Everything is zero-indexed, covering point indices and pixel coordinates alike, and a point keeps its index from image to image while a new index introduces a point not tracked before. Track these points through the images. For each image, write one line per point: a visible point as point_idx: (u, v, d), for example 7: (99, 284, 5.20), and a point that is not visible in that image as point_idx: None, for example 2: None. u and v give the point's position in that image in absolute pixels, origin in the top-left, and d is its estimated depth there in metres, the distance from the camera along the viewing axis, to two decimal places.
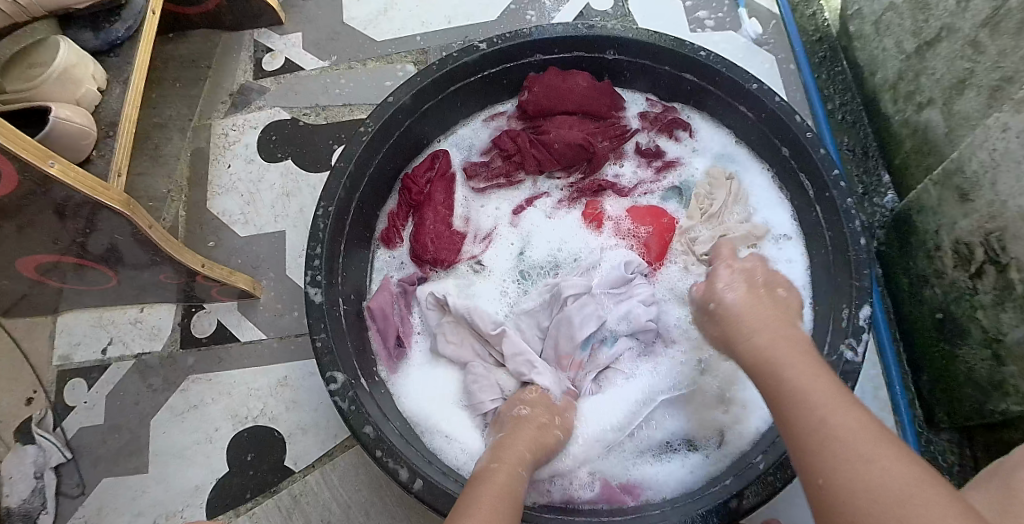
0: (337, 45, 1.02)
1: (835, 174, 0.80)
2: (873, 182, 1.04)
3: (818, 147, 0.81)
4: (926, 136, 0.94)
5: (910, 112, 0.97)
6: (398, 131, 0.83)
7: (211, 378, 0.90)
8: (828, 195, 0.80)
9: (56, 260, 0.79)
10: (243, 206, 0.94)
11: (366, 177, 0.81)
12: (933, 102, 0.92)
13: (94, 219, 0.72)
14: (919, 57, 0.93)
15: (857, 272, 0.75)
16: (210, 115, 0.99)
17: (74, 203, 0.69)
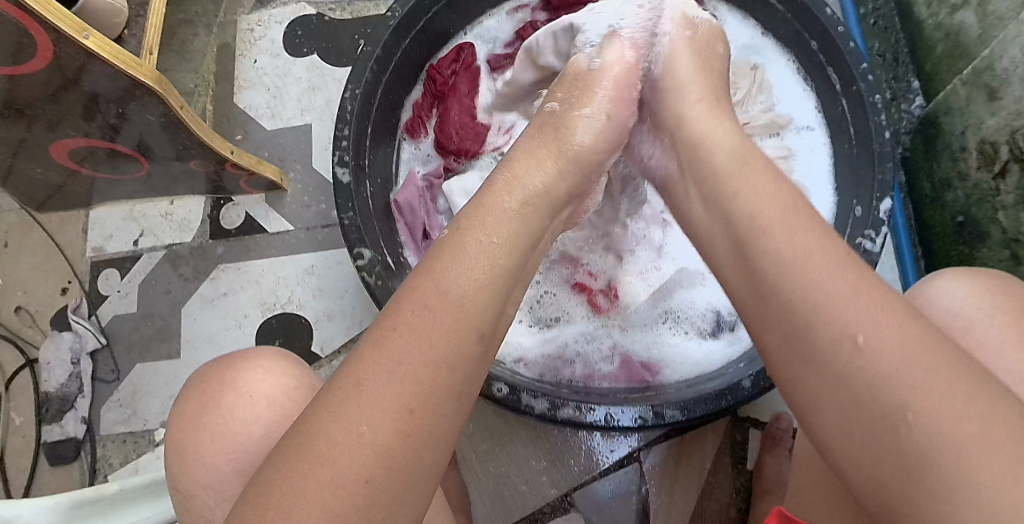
0: None
1: (863, 67, 0.77)
2: (901, 89, 0.99)
3: (848, 41, 0.78)
4: (957, 40, 0.87)
5: (943, 16, 0.90)
6: (425, 18, 0.78)
7: (240, 268, 0.93)
8: (854, 89, 0.78)
9: (88, 144, 0.86)
10: (269, 99, 0.95)
11: (394, 64, 0.77)
12: (967, 4, 0.85)
13: (126, 101, 0.77)
14: None
15: (880, 167, 0.74)
16: (235, 10, 0.98)
17: (109, 78, 0.73)
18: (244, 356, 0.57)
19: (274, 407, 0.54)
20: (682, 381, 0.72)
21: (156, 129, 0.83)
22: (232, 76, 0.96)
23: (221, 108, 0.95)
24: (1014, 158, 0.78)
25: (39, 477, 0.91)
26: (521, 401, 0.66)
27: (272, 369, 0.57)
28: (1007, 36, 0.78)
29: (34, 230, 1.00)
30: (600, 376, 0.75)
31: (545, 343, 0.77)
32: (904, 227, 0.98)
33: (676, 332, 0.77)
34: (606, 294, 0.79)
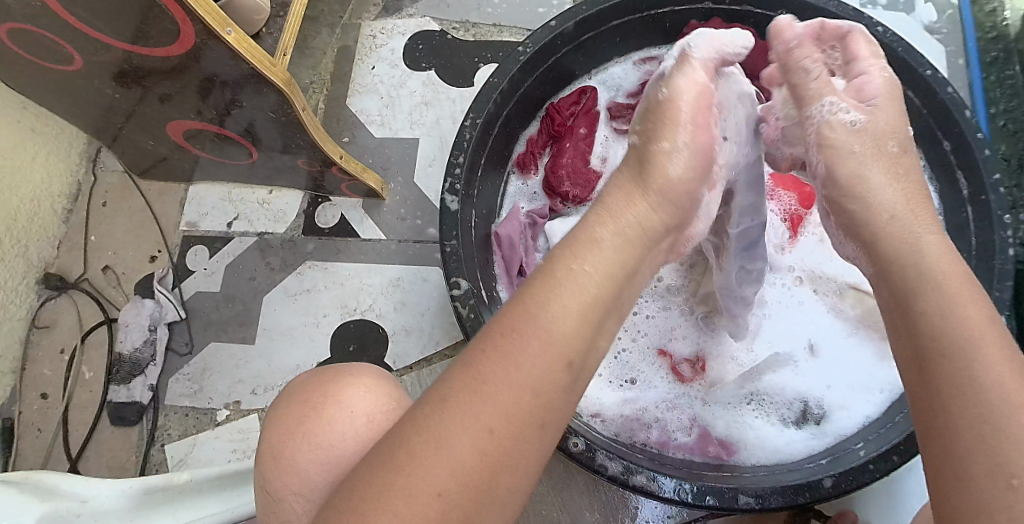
0: None
1: (995, 178, 0.76)
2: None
3: (983, 148, 0.77)
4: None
5: None
6: (552, 59, 0.78)
7: (327, 268, 0.94)
8: (982, 199, 0.77)
9: (200, 127, 0.89)
10: (381, 107, 0.96)
11: (515, 98, 0.77)
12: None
13: (249, 93, 0.79)
14: None
15: (998, 283, 0.72)
16: (361, 15, 0.99)
17: (240, 74, 0.75)
18: (344, 373, 0.57)
19: (372, 424, 0.53)
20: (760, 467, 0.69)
21: (270, 123, 0.84)
22: (348, 78, 0.97)
23: (332, 108, 0.96)
24: None
25: (98, 435, 0.93)
26: (595, 461, 0.65)
27: (374, 389, 0.56)
28: None
29: (134, 195, 1.04)
30: (676, 447, 0.73)
31: (622, 403, 0.75)
32: None
33: (758, 414, 0.75)
34: (692, 363, 0.77)
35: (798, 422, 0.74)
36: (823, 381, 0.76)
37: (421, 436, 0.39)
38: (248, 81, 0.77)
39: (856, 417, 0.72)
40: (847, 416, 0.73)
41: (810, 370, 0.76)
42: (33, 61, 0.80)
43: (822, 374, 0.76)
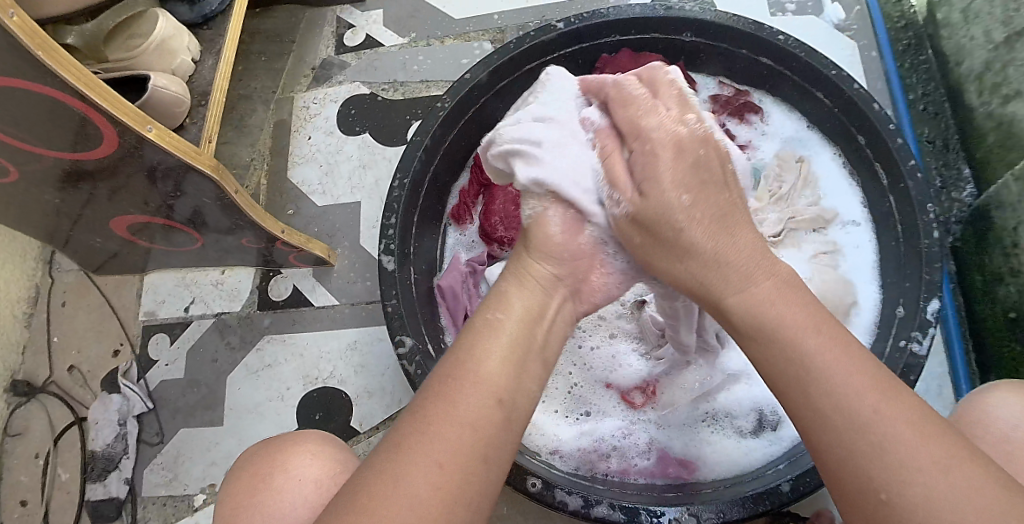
0: (416, 22, 1.03)
1: (912, 164, 0.77)
2: (953, 176, 1.00)
3: (895, 137, 0.79)
4: (1010, 130, 0.90)
5: (995, 105, 0.94)
6: (473, 110, 0.81)
7: (286, 339, 0.95)
8: (901, 186, 0.79)
9: (146, 220, 0.90)
10: (321, 176, 0.97)
11: (441, 153, 0.80)
12: (1020, 94, 0.88)
13: (183, 183, 0.81)
14: (1009, 47, 0.90)
15: (928, 266, 0.74)
16: (293, 88, 1.02)
17: (166, 167, 0.78)
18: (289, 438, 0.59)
19: (320, 490, 0.54)
20: (720, 482, 0.70)
21: (210, 208, 0.86)
22: (286, 151, 0.99)
23: (274, 183, 0.98)
24: None
25: None
26: (555, 498, 0.66)
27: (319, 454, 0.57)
28: None
29: (92, 292, 1.04)
30: (637, 473, 0.74)
31: (580, 436, 0.76)
32: (954, 316, 0.96)
33: (712, 429, 0.76)
34: (642, 388, 0.78)
35: (753, 432, 0.76)
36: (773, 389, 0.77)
37: (380, 483, 0.41)
38: (182, 171, 0.79)
39: None
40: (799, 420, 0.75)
41: (758, 380, 0.78)
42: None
43: (769, 382, 0.78)
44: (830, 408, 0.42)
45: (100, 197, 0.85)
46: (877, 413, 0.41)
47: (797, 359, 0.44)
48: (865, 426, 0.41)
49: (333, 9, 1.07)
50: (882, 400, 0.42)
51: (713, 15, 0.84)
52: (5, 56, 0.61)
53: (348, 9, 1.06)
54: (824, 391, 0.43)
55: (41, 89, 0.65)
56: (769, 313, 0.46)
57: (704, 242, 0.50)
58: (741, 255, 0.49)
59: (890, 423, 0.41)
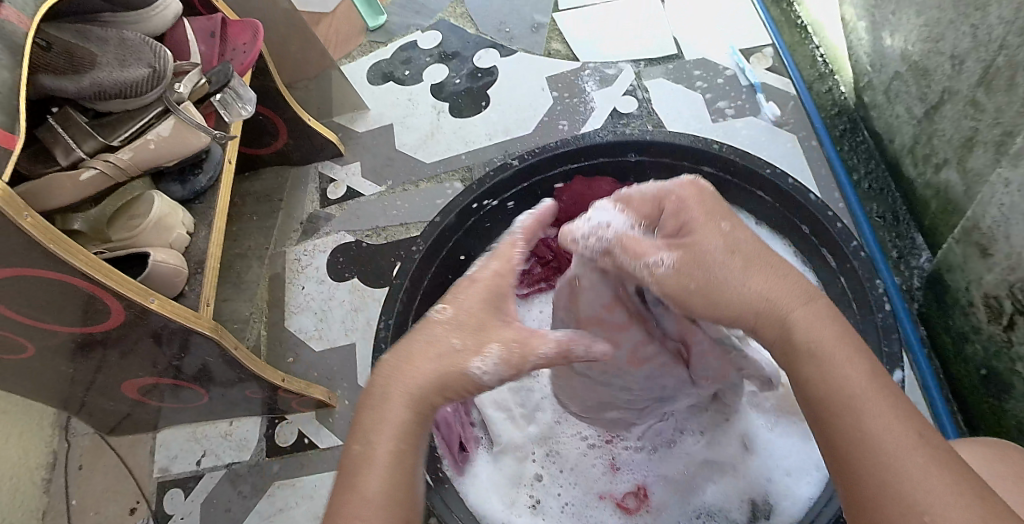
0: (392, 170, 1.14)
1: (854, 244, 0.85)
2: (907, 245, 1.05)
3: (834, 222, 0.87)
4: (948, 196, 0.95)
5: (930, 174, 0.99)
6: (447, 247, 0.88)
7: (296, 483, 1.00)
8: (850, 265, 0.84)
9: (155, 381, 0.96)
10: (317, 322, 1.04)
11: (421, 293, 0.86)
12: (947, 162, 0.94)
13: (187, 344, 0.88)
14: (930, 121, 0.96)
15: (886, 338, 0.79)
16: (284, 243, 1.11)
17: (170, 330, 0.85)
18: None
19: None
20: None
21: (215, 365, 0.93)
22: (282, 302, 1.07)
23: (274, 333, 1.04)
24: (1018, 311, 0.82)
25: None
26: None
27: None
28: (985, 199, 0.82)
29: (107, 453, 1.09)
30: None
31: None
32: (935, 383, 0.97)
33: None
34: (634, 495, 0.82)
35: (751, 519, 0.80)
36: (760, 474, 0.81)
37: None
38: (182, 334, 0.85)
39: (796, 502, 0.79)
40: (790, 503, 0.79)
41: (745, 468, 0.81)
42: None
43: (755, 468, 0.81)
44: (871, 460, 0.48)
45: (110, 364, 0.91)
46: (905, 463, 0.48)
47: (850, 414, 0.51)
48: (895, 473, 0.48)
49: (315, 166, 1.18)
50: (907, 444, 0.48)
51: (654, 134, 0.92)
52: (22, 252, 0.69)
53: (328, 164, 1.18)
54: (859, 439, 0.50)
55: (47, 273, 0.73)
56: (818, 370, 0.54)
57: (745, 313, 0.58)
58: (797, 316, 0.56)
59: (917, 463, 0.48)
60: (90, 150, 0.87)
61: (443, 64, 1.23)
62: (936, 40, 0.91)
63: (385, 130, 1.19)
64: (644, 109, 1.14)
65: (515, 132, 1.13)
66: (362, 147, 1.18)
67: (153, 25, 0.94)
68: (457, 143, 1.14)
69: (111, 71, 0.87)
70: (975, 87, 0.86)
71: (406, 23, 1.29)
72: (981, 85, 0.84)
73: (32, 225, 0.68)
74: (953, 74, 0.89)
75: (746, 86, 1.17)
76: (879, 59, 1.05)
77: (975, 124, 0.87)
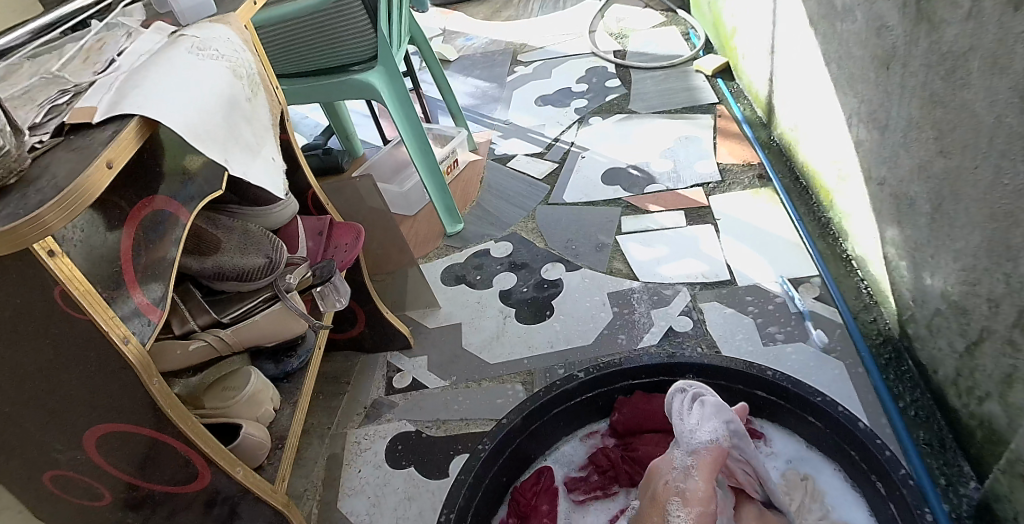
0: (456, 367, 1.21)
1: (902, 471, 0.84)
2: (955, 473, 1.05)
3: (883, 450, 0.87)
4: (992, 427, 0.99)
5: (974, 405, 1.03)
6: (510, 449, 0.94)
7: None
8: (899, 491, 0.84)
9: None
10: (369, 507, 1.06)
11: (483, 486, 0.91)
12: (990, 395, 0.98)
13: (237, 506, 0.92)
14: (971, 355, 1.01)
15: None
16: (347, 425, 1.17)
17: (239, 494, 0.91)
18: None
19: None
20: None
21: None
22: (337, 482, 1.10)
23: (325, 512, 1.07)
24: None
25: None
26: None
27: None
28: None
29: None
30: None
31: None
32: None
33: None
34: None
35: None
36: None
37: None
38: (245, 499, 0.92)
39: None
40: None
41: None
42: (54, 514, 0.88)
43: None
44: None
45: None
46: None
47: None
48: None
49: (384, 354, 1.27)
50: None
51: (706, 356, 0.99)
52: (135, 405, 0.79)
53: (397, 354, 1.27)
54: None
55: (150, 433, 0.82)
56: None
57: None
58: None
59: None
60: (202, 323, 0.97)
61: (512, 273, 1.37)
62: (973, 282, 0.99)
63: (454, 327, 1.29)
64: (697, 327, 1.23)
65: (575, 341, 1.21)
66: (429, 340, 1.28)
67: (273, 220, 1.09)
68: (520, 346, 1.22)
69: (233, 257, 0.99)
70: (1011, 328, 0.92)
71: (482, 232, 1.48)
72: (1018, 326, 0.91)
73: (158, 392, 0.79)
74: (990, 314, 0.96)
75: (794, 312, 1.28)
76: (921, 296, 1.12)
77: (1014, 361, 0.92)
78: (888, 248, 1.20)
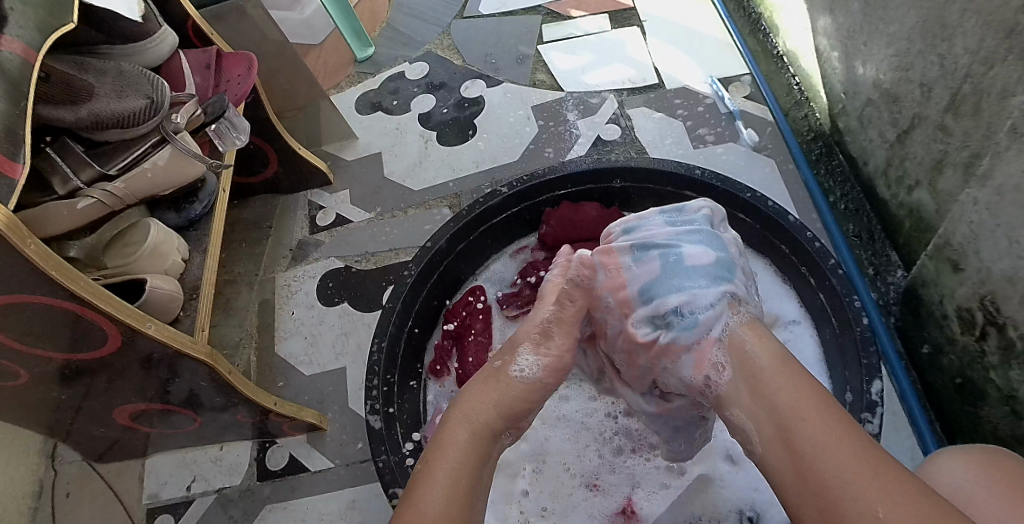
0: (380, 197, 1.18)
1: (831, 262, 0.85)
2: (882, 262, 1.07)
3: (813, 243, 0.87)
4: (920, 215, 0.98)
5: (903, 195, 1.02)
6: (437, 272, 0.91)
7: (287, 506, 0.97)
8: (828, 282, 0.85)
9: (144, 407, 0.93)
10: (307, 347, 1.05)
11: (414, 312, 0.89)
12: (920, 184, 0.97)
13: (175, 367, 0.86)
14: (901, 145, 0.99)
15: (865, 351, 0.79)
16: (274, 269, 1.13)
17: (161, 355, 0.84)
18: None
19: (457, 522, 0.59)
20: None
21: (203, 389, 0.91)
22: (273, 327, 1.08)
23: (264, 357, 1.05)
24: (989, 322, 0.85)
25: None
26: None
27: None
28: (955, 218, 0.87)
29: (95, 479, 1.03)
30: None
31: None
32: (911, 391, 0.98)
33: None
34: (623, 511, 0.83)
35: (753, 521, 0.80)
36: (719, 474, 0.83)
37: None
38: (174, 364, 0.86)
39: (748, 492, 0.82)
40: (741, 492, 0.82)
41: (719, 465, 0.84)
42: None
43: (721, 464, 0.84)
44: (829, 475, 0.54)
45: (101, 391, 0.88)
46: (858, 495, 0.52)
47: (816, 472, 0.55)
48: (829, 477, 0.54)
49: (305, 193, 1.21)
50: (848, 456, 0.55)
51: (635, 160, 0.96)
52: (12, 274, 0.69)
53: (318, 191, 1.21)
54: (816, 443, 0.56)
55: (42, 300, 0.73)
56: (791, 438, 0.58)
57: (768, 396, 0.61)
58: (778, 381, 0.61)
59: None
60: (87, 179, 0.87)
61: (430, 95, 1.29)
62: (906, 69, 0.94)
63: (374, 158, 1.23)
64: (625, 135, 1.20)
65: (501, 159, 1.19)
66: (350, 174, 1.22)
67: (149, 57, 0.96)
68: (444, 170, 1.19)
69: (109, 103, 0.88)
70: (943, 112, 0.89)
71: (395, 56, 1.36)
72: (950, 110, 0.88)
73: (38, 257, 0.69)
74: (923, 101, 0.93)
75: (725, 113, 1.23)
76: (853, 87, 1.09)
77: (944, 147, 0.91)
78: (820, 39, 1.15)
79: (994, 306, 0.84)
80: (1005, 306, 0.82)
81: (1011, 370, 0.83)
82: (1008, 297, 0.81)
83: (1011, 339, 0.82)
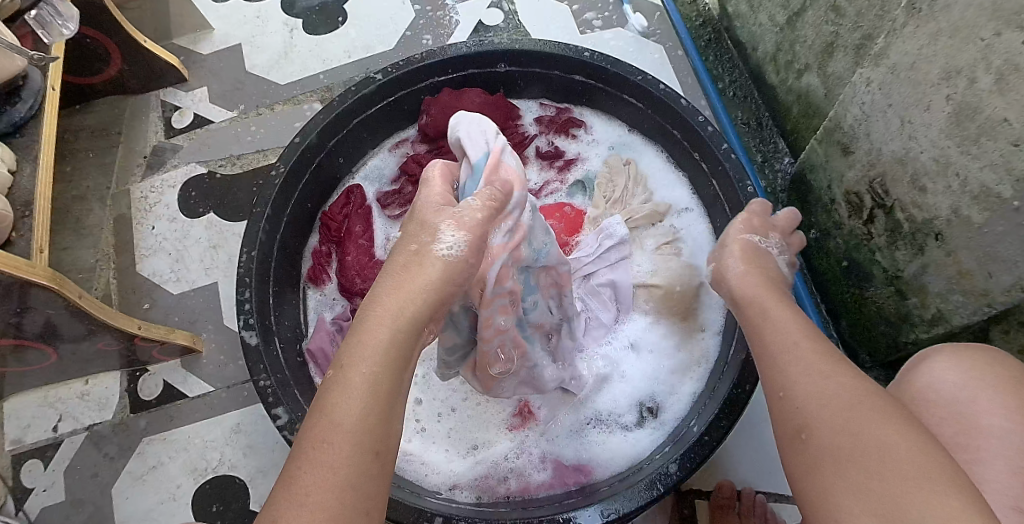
0: (242, 94, 1.05)
1: (725, 146, 0.82)
2: (770, 150, 1.06)
3: (706, 126, 0.83)
4: (808, 101, 0.97)
5: (791, 81, 0.99)
6: (310, 169, 0.82)
7: (166, 437, 0.90)
8: (721, 168, 0.82)
9: None
10: (172, 264, 0.95)
11: (285, 219, 0.80)
12: (810, 68, 0.94)
13: (23, 299, 0.75)
14: (792, 28, 0.95)
15: None
16: (128, 181, 1.00)
17: (3, 288, 0.72)
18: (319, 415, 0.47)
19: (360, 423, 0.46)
20: (576, 445, 0.78)
21: (61, 319, 0.80)
22: (132, 245, 0.96)
23: (125, 280, 0.94)
24: (877, 205, 0.86)
25: None
26: None
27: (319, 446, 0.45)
28: (847, 99, 0.85)
29: None
30: (535, 486, 0.76)
31: (475, 466, 0.78)
32: (801, 276, 1.01)
33: (599, 430, 0.79)
34: (520, 411, 0.80)
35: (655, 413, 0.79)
36: (620, 373, 0.82)
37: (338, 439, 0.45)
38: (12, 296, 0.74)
39: (645, 384, 0.81)
40: (640, 386, 0.81)
41: (618, 362, 0.82)
42: None
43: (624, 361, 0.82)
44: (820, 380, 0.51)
45: None
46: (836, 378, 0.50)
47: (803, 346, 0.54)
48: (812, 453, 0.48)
49: (155, 93, 1.06)
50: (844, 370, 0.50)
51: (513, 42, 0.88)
52: None
53: (171, 90, 1.07)
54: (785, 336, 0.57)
55: None
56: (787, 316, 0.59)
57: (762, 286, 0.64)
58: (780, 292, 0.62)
59: (939, 488, 0.41)
60: None
61: None
62: None
63: (233, 50, 1.09)
64: (510, 20, 1.12)
65: (375, 48, 1.08)
66: (208, 70, 1.08)
67: None
68: (314, 62, 1.07)
69: None
70: None
71: None
72: None
73: None
74: None
75: None
76: None
77: (835, 29, 0.87)
78: None
79: (883, 189, 0.84)
80: (893, 188, 0.82)
81: (898, 251, 0.85)
82: (897, 179, 0.81)
83: (898, 221, 0.83)
